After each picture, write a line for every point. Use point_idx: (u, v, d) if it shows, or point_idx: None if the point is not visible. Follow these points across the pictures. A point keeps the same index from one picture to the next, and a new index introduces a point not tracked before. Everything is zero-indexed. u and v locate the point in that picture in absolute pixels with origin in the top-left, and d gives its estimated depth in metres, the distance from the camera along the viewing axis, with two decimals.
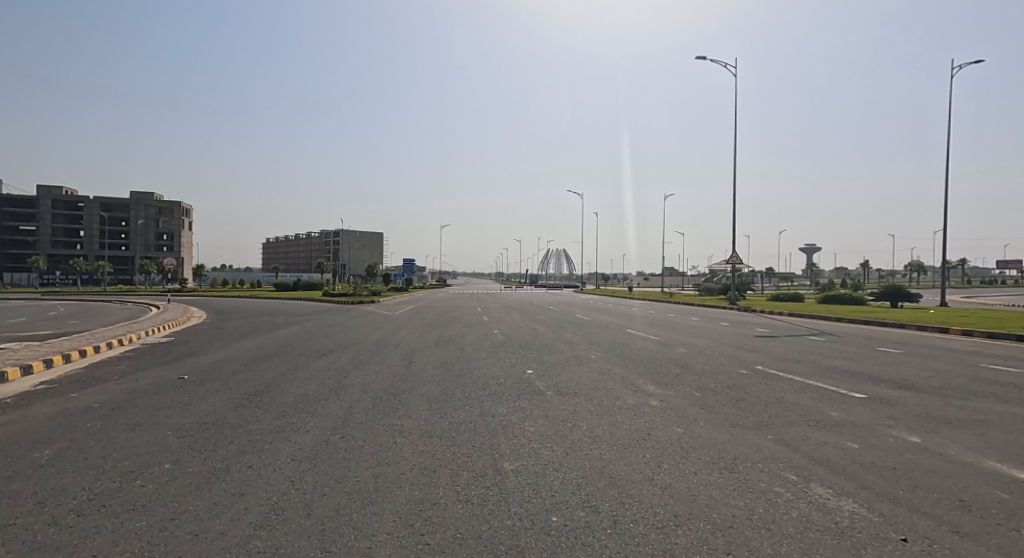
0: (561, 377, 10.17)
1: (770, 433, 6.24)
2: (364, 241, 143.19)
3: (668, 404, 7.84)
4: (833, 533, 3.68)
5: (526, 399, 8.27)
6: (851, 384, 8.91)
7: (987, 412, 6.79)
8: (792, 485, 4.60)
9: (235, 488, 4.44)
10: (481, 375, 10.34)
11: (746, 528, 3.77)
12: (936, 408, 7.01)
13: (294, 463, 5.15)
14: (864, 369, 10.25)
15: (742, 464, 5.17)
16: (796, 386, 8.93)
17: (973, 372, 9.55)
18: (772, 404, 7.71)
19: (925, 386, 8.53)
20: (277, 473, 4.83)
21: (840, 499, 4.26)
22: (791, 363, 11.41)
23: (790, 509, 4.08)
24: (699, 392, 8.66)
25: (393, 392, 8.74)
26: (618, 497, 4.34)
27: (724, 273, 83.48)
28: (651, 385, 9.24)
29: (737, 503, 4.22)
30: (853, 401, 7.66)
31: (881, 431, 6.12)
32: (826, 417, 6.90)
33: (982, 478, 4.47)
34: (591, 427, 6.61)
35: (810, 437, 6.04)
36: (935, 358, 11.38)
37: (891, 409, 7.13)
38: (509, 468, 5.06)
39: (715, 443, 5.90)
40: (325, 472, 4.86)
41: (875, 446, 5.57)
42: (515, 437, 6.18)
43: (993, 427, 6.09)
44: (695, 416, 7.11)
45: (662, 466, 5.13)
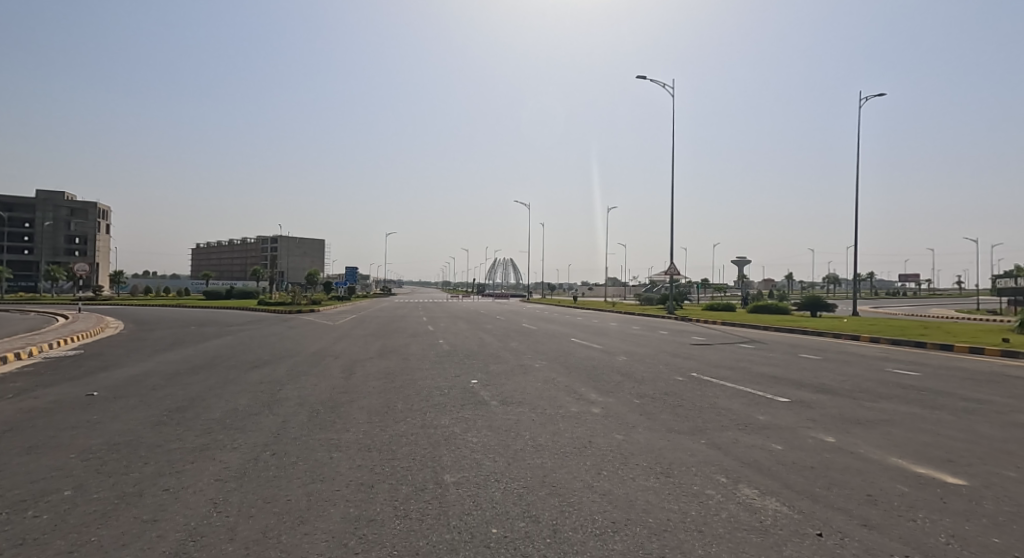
0: (506, 386, 10.21)
1: (703, 437, 6.50)
2: (304, 248, 139.14)
3: (609, 412, 7.99)
4: (758, 531, 3.87)
5: (470, 409, 8.26)
6: (777, 388, 9.41)
7: (892, 412, 7.34)
8: (722, 487, 4.81)
9: (148, 514, 4.22)
10: (423, 386, 10.24)
11: (679, 531, 3.90)
12: (850, 409, 7.53)
13: (217, 483, 4.93)
14: (789, 375, 10.84)
15: (677, 468, 5.37)
16: (727, 392, 9.35)
17: (881, 376, 10.30)
18: (706, 410, 7.99)
19: (841, 389, 9.09)
20: (197, 496, 4.61)
21: (765, 499, 4.48)
22: (724, 370, 11.88)
23: (720, 510, 4.27)
24: (639, 399, 8.89)
25: (332, 404, 8.54)
26: (559, 506, 4.40)
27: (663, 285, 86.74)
28: (593, 393, 9.41)
29: (671, 506, 4.37)
30: (779, 405, 8.08)
31: (802, 433, 6.49)
32: (754, 421, 7.23)
33: (887, 474, 4.80)
34: (534, 436, 6.66)
35: (739, 440, 6.33)
36: (849, 363, 12.22)
37: (811, 411, 7.58)
38: (450, 480, 5.04)
39: (653, 449, 6.07)
40: (253, 492, 4.67)
41: (796, 447, 5.91)
42: (457, 448, 6.16)
43: (897, 426, 6.57)
44: (636, 423, 7.32)
45: (602, 473, 5.24)
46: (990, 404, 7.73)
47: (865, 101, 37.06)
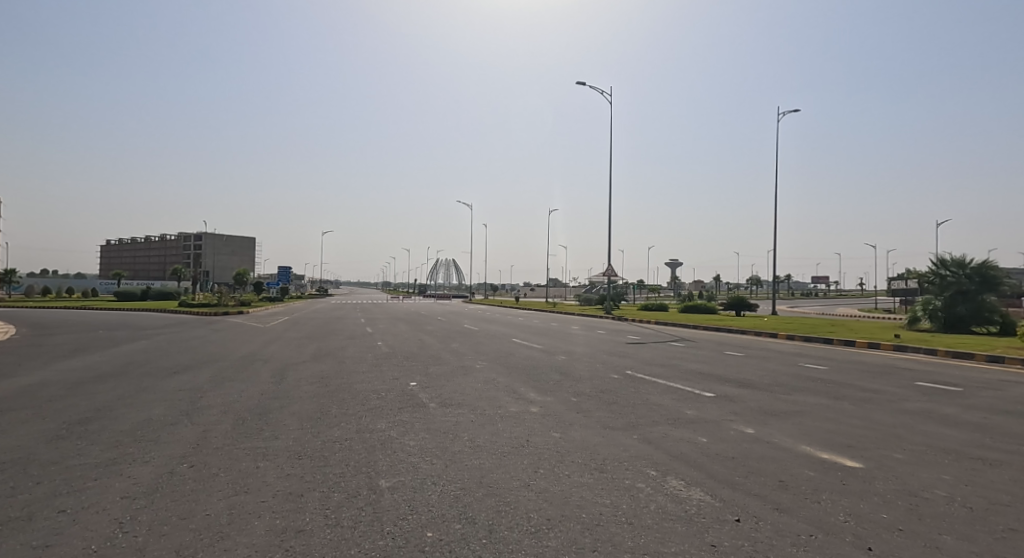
0: (445, 388, 10.18)
1: (636, 433, 6.74)
2: (233, 247, 133.01)
3: (547, 411, 8.13)
4: (683, 521, 4.06)
5: (408, 412, 8.19)
6: (704, 384, 9.87)
7: (805, 403, 7.88)
8: (652, 480, 5.01)
9: (41, 539, 3.95)
10: (359, 390, 10.06)
11: (611, 525, 4.04)
12: (768, 402, 8.02)
13: (125, 501, 4.68)
14: (715, 371, 11.40)
15: (611, 464, 5.55)
16: (659, 388, 9.72)
17: (797, 371, 11.01)
18: (639, 406, 8.28)
19: (761, 383, 9.66)
20: (100, 516, 4.35)
21: (690, 489, 4.71)
22: (656, 368, 12.31)
23: (650, 502, 4.45)
24: (576, 398, 9.09)
25: (260, 411, 8.24)
26: (495, 506, 4.45)
27: (601, 286, 88.75)
28: (532, 393, 9.54)
29: (604, 501, 4.52)
30: (705, 400, 8.48)
31: (726, 425, 6.86)
32: (683, 415, 7.56)
33: (799, 461, 5.16)
34: (472, 437, 6.69)
35: (669, 434, 6.61)
36: (768, 359, 13.00)
37: (734, 405, 8.02)
38: (385, 486, 5.00)
39: (588, 446, 6.24)
40: (167, 508, 4.46)
41: (720, 439, 6.25)
42: (393, 452, 6.10)
43: (808, 416, 7.06)
44: (572, 420, 7.49)
45: (538, 472, 5.34)
46: (888, 394, 8.42)
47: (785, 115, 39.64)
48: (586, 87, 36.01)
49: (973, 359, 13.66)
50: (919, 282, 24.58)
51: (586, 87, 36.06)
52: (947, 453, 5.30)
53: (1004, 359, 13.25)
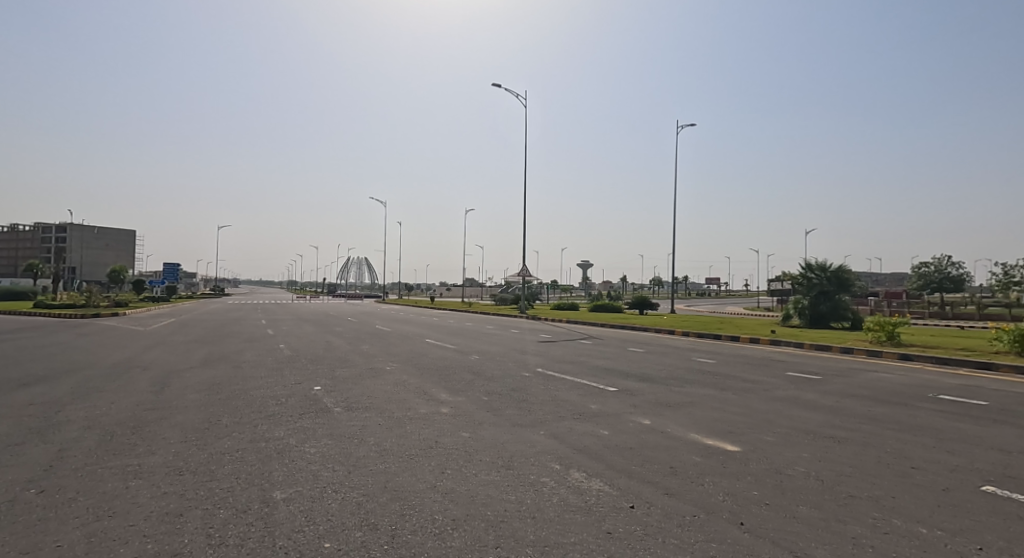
0: (351, 391, 9.87)
1: (543, 429, 6.88)
2: (116, 243, 121.56)
3: (458, 411, 8.11)
4: (583, 511, 4.20)
5: (310, 418, 7.86)
6: (608, 379, 10.27)
7: (697, 394, 8.41)
8: (555, 473, 5.14)
9: None
10: (257, 396, 9.52)
11: (515, 520, 4.09)
12: (664, 394, 8.49)
13: None
14: (620, 366, 11.90)
15: (517, 460, 5.62)
16: (567, 384, 9.99)
17: (692, 364, 11.73)
18: (547, 402, 8.46)
19: (659, 377, 10.20)
20: None
21: (591, 480, 4.88)
22: (565, 365, 12.65)
23: (553, 495, 4.56)
24: (487, 396, 9.14)
25: (137, 425, 7.57)
26: (400, 510, 4.38)
27: (515, 286, 89.95)
28: (443, 393, 9.48)
29: (509, 497, 4.57)
30: (609, 394, 8.83)
31: (626, 418, 7.17)
32: (587, 410, 7.82)
33: (688, 448, 5.50)
34: (379, 441, 6.54)
35: (574, 429, 6.81)
36: (666, 354, 13.76)
37: (635, 398, 8.40)
38: (279, 497, 4.77)
39: (496, 444, 6.28)
40: (11, 541, 3.98)
41: (620, 431, 6.52)
42: (292, 461, 5.84)
43: (699, 406, 7.55)
44: (482, 419, 7.51)
45: (445, 472, 5.31)
46: (767, 384, 9.20)
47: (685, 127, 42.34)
48: (501, 89, 36.47)
49: (829, 351, 15.30)
50: (784, 278, 27.04)
51: (501, 89, 36.48)
52: (808, 434, 5.89)
53: (853, 351, 14.95)
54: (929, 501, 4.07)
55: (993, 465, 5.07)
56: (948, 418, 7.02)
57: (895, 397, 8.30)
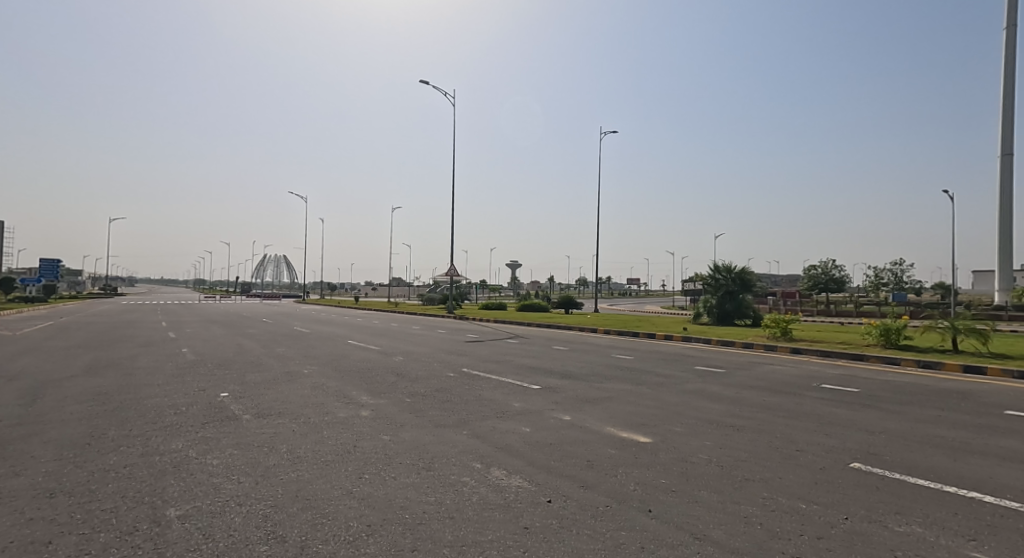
0: (263, 397, 9.45)
1: (466, 428, 6.92)
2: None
3: (378, 413, 7.98)
4: (501, 508, 4.28)
5: (215, 427, 7.47)
6: (532, 377, 10.46)
7: (615, 389, 8.74)
8: (476, 472, 5.19)
9: None
10: (151, 406, 8.89)
11: (434, 521, 4.10)
12: (585, 391, 8.76)
13: None
14: (544, 364, 12.15)
15: (438, 461, 5.62)
16: (491, 383, 10.08)
17: (611, 361, 12.17)
18: (471, 402, 8.50)
19: (581, 374, 10.51)
20: None
21: (511, 477, 4.97)
22: (490, 364, 12.74)
23: (472, 494, 4.61)
24: (409, 398, 9.05)
25: (3, 443, 6.84)
26: (311, 520, 4.28)
27: (443, 286, 89.29)
28: (364, 396, 9.28)
29: (428, 499, 4.57)
30: (532, 392, 8.99)
31: (547, 414, 7.34)
32: (510, 408, 7.94)
33: (604, 441, 5.73)
34: (291, 449, 6.32)
35: (496, 427, 6.90)
36: (588, 352, 14.19)
37: (556, 395, 8.61)
38: (173, 515, 4.49)
39: (418, 446, 6.24)
40: None
41: (541, 428, 6.68)
42: (190, 475, 5.53)
43: (617, 400, 7.86)
44: (403, 421, 7.43)
45: (363, 477, 5.22)
46: (679, 378, 9.71)
47: (608, 133, 43.75)
48: (437, 88, 35.45)
49: (734, 346, 16.34)
50: (697, 279, 28.55)
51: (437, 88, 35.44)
52: (712, 424, 6.30)
53: (753, 345, 16.06)
54: (812, 480, 4.49)
55: (865, 445, 5.66)
56: (829, 405, 7.72)
57: (788, 387, 9.03)
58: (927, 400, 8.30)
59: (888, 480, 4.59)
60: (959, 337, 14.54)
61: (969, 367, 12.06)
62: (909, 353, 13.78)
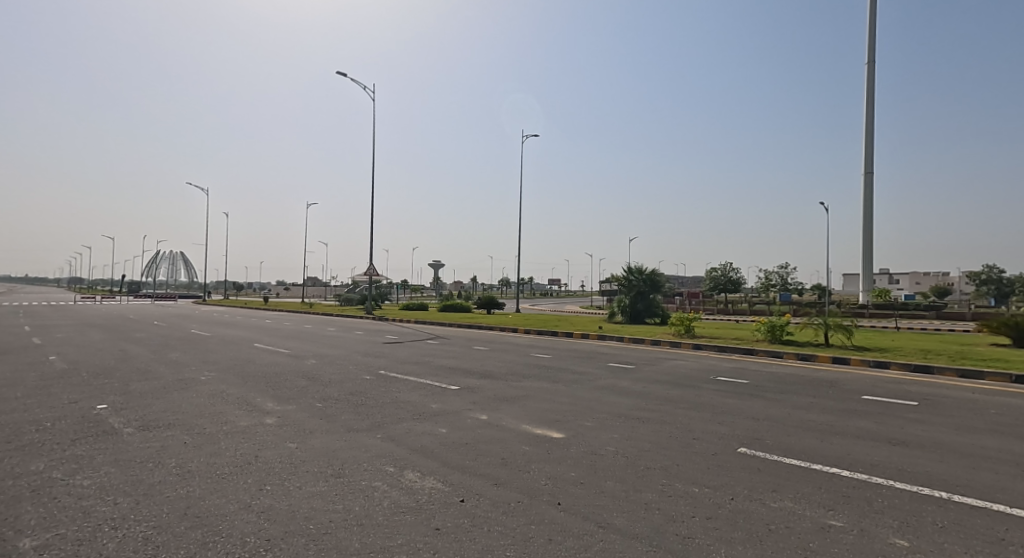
0: (151, 408, 8.76)
1: (380, 432, 6.81)
2: None
3: (285, 420, 7.61)
4: (413, 511, 4.27)
5: (91, 443, 6.78)
6: (451, 378, 10.46)
7: (531, 388, 8.94)
8: (388, 476, 5.14)
9: None
10: (11, 423, 7.94)
11: (341, 529, 4.02)
12: (502, 390, 8.89)
13: None
14: (463, 365, 12.18)
15: (349, 467, 5.50)
16: (409, 385, 9.98)
17: (529, 360, 12.42)
18: (387, 405, 8.37)
19: (499, 373, 10.65)
20: None
21: (424, 479, 4.97)
22: (408, 365, 12.58)
23: (383, 499, 4.56)
24: (320, 403, 8.75)
25: None
26: (201, 539, 3.90)
27: (360, 286, 86.87)
28: (270, 403, 8.86)
29: (336, 507, 4.46)
30: (450, 392, 9.00)
31: (465, 414, 7.39)
32: (427, 409, 7.91)
33: (519, 438, 5.86)
34: (180, 463, 5.69)
35: (412, 429, 6.86)
36: (506, 351, 14.38)
37: (474, 395, 8.67)
38: (30, 546, 3.81)
39: (328, 452, 6.04)
40: None
41: (457, 428, 6.71)
42: (53, 498, 4.77)
43: (532, 398, 8.05)
44: (313, 427, 7.17)
45: (264, 488, 4.85)
46: (592, 374, 10.08)
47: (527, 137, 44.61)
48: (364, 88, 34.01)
49: (644, 342, 17.14)
50: (613, 279, 29.66)
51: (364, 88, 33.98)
52: (620, 417, 6.61)
53: (659, 342, 16.91)
54: (704, 466, 4.85)
55: (750, 430, 6.17)
56: (721, 395, 8.34)
57: (688, 380, 9.64)
58: (806, 389, 9.16)
59: (768, 461, 5.07)
60: (830, 332, 16.13)
61: (837, 358, 13.44)
62: (790, 347, 15.13)
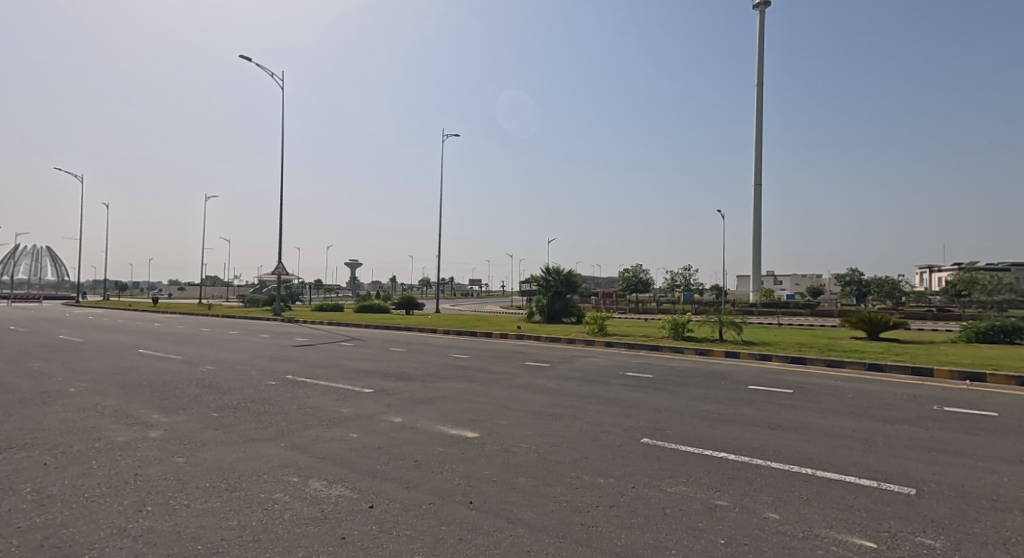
0: (8, 426, 7.73)
1: (284, 441, 6.43)
2: None
3: (171, 433, 6.96)
4: (317, 521, 4.04)
5: None
6: (365, 381, 10.11)
7: (448, 388, 8.81)
8: (291, 487, 4.85)
9: None
10: None
11: (234, 547, 3.72)
12: (418, 391, 8.69)
13: None
14: (379, 367, 11.82)
15: (247, 479, 5.13)
16: (319, 390, 9.54)
17: (447, 361, 12.26)
18: (293, 412, 7.93)
19: (416, 375, 10.42)
20: None
21: (331, 488, 4.72)
22: (319, 369, 12.03)
23: (283, 512, 4.28)
24: (216, 413, 8.14)
25: None
26: None
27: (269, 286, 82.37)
28: (155, 415, 8.11)
29: (229, 524, 4.13)
30: (363, 396, 8.68)
31: (378, 418, 7.14)
32: (338, 414, 7.57)
33: (434, 440, 5.73)
34: (42, 487, 5.02)
35: (320, 436, 6.53)
36: (424, 353, 14.13)
37: (388, 398, 8.41)
38: None
39: (223, 464, 5.61)
40: None
41: (369, 432, 6.47)
42: None
43: (449, 399, 7.92)
44: (206, 439, 6.63)
45: (144, 509, 4.40)
46: (510, 373, 10.10)
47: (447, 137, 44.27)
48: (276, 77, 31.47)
49: (560, 341, 17.43)
50: (532, 279, 30.03)
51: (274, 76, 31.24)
52: (534, 414, 6.63)
53: (573, 341, 17.26)
54: (613, 457, 4.95)
55: (654, 422, 6.38)
56: (631, 389, 8.60)
57: (600, 376, 9.88)
58: (708, 382, 9.66)
59: (674, 450, 5.27)
60: (724, 328, 17.18)
61: (730, 352, 14.29)
62: (690, 343, 15.93)
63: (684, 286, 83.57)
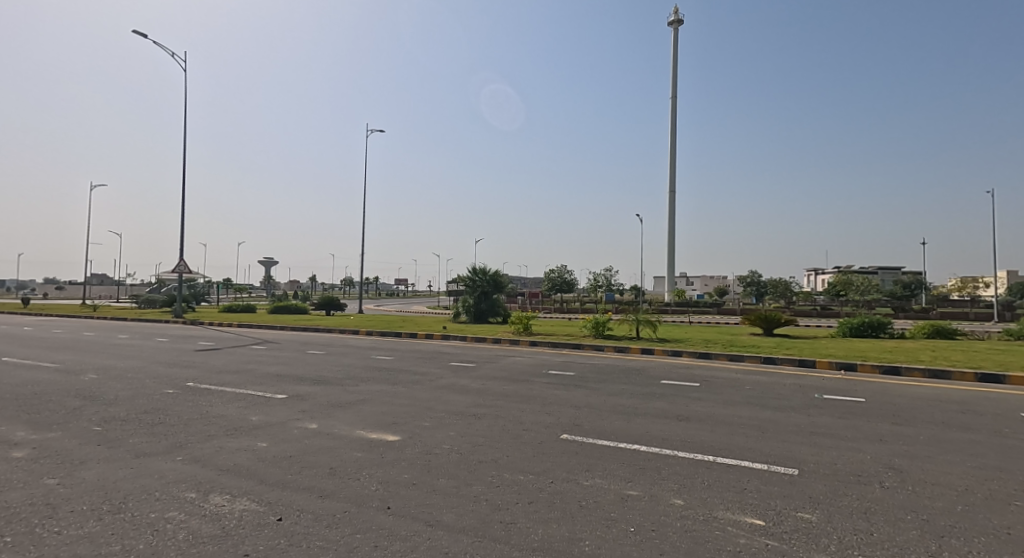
0: None
1: (182, 454, 5.89)
2: None
3: (42, 452, 6.18)
4: (216, 539, 3.68)
5: None
6: (277, 386, 9.53)
7: (368, 391, 8.45)
8: (187, 504, 4.41)
9: None
10: None
11: None
12: (335, 396, 8.28)
13: None
14: (293, 371, 11.20)
15: (137, 499, 4.63)
16: (224, 397, 8.87)
17: (367, 363, 11.82)
18: (194, 422, 7.31)
19: (333, 378, 9.95)
20: None
21: (234, 502, 4.34)
22: (226, 375, 11.22)
23: (176, 533, 3.87)
24: (99, 427, 7.33)
25: None
26: None
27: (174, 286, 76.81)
28: (22, 432, 7.18)
29: (110, 550, 3.67)
30: (274, 403, 8.16)
31: (290, 425, 6.71)
32: (245, 423, 7.05)
33: (350, 445, 5.44)
34: None
35: (224, 447, 6.03)
36: (343, 355, 13.57)
37: (302, 404, 7.95)
38: None
39: (108, 484, 5.03)
40: None
41: (280, 440, 6.06)
42: None
43: (368, 403, 7.59)
44: (86, 456, 5.94)
45: (6, 540, 3.85)
46: (432, 374, 9.86)
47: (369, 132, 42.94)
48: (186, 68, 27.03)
49: (485, 341, 17.34)
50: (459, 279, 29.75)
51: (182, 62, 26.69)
52: (456, 415, 6.47)
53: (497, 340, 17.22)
54: (535, 454, 4.87)
55: (573, 419, 6.38)
56: (553, 387, 8.61)
57: (522, 375, 9.85)
58: (627, 378, 9.88)
59: (596, 445, 5.28)
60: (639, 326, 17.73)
61: (643, 349, 14.74)
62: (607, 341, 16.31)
63: (606, 286, 86.01)
